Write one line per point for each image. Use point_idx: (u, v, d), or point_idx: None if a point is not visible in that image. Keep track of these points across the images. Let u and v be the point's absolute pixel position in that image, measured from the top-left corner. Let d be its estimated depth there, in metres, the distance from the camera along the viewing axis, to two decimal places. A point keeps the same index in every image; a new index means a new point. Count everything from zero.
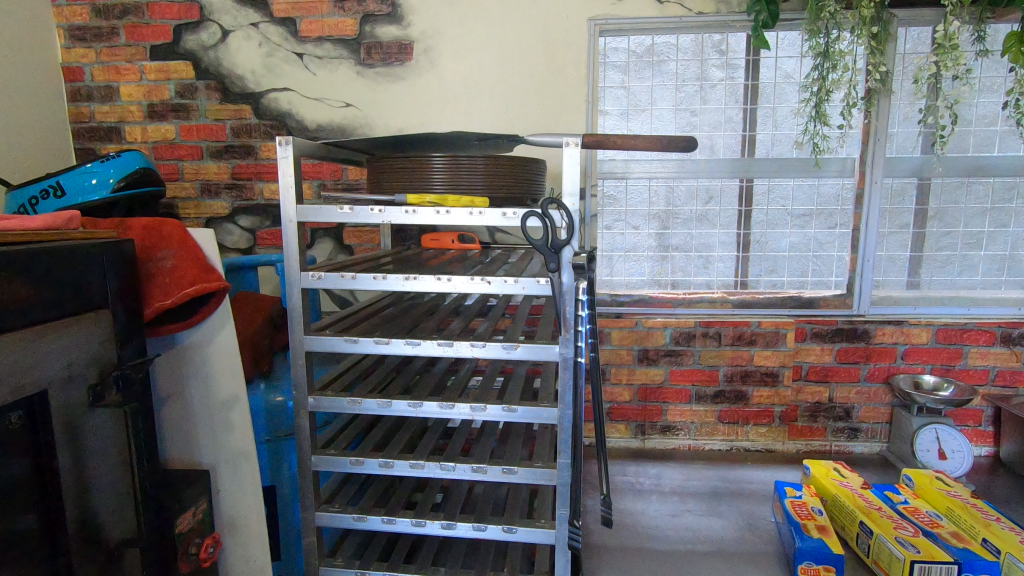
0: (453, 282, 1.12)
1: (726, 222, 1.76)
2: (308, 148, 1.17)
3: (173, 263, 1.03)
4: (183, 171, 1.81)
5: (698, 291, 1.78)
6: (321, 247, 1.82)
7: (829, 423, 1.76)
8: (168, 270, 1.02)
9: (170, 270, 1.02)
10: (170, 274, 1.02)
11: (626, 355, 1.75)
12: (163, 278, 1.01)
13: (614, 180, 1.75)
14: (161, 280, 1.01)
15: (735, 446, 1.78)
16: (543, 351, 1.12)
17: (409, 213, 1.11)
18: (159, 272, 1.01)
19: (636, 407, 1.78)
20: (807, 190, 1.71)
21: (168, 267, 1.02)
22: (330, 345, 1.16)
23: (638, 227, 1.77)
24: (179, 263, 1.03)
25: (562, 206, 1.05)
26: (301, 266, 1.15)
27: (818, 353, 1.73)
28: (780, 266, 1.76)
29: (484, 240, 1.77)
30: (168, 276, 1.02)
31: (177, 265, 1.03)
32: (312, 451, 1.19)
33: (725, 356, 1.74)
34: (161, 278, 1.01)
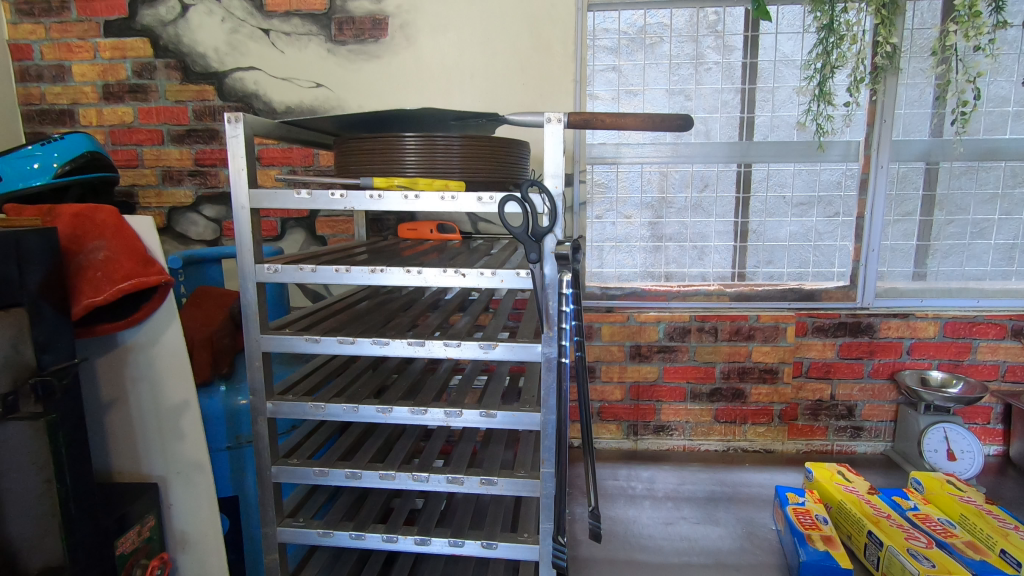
0: (424, 276, 1.01)
1: (723, 210, 1.65)
2: (263, 127, 1.05)
3: (108, 255, 0.91)
4: (142, 157, 1.68)
5: (694, 283, 1.68)
6: (293, 239, 1.71)
7: (830, 421, 1.67)
8: (102, 262, 0.90)
9: (103, 263, 0.90)
10: (104, 268, 0.90)
11: (618, 352, 1.65)
12: (97, 272, 0.90)
13: (604, 166, 1.64)
14: (94, 275, 0.90)
15: (732, 446, 1.69)
16: (524, 351, 1.01)
17: (375, 197, 1.00)
18: (91, 265, 0.90)
19: (628, 407, 1.69)
20: (808, 176, 1.62)
21: (103, 259, 0.90)
22: (289, 344, 1.05)
23: (630, 216, 1.67)
24: (115, 255, 0.91)
25: (543, 189, 0.95)
26: (256, 258, 1.03)
27: (821, 348, 1.63)
28: (780, 257, 1.66)
29: (465, 230, 1.66)
30: (102, 270, 0.90)
31: (112, 257, 0.91)
32: (272, 461, 1.08)
33: (721, 352, 1.64)
34: (94, 272, 0.89)
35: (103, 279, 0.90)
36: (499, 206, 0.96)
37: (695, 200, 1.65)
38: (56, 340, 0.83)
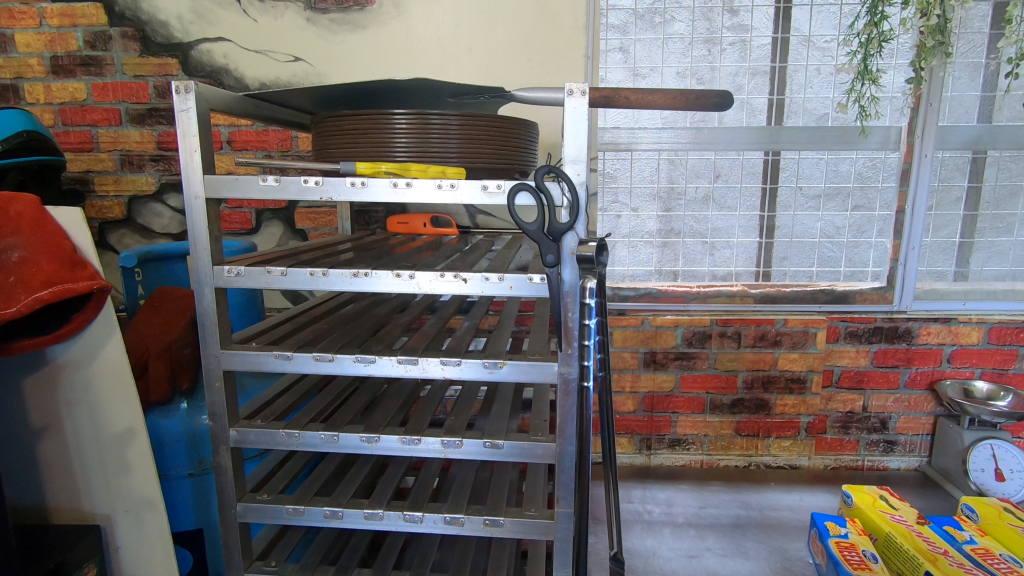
0: (418, 281, 0.83)
1: (748, 203, 1.49)
2: (222, 100, 0.87)
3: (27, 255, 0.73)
4: (97, 139, 1.49)
5: (715, 284, 1.52)
6: (270, 232, 1.53)
7: (862, 435, 1.53)
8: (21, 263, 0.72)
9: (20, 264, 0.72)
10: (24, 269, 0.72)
11: (631, 359, 1.50)
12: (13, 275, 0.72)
13: (618, 153, 1.47)
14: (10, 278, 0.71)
15: (754, 462, 1.55)
16: (537, 370, 0.84)
17: (357, 184, 0.82)
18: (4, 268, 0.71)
19: (641, 419, 1.54)
20: (844, 165, 1.46)
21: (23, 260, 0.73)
22: (255, 361, 0.87)
23: (644, 209, 1.50)
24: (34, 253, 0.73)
25: (563, 177, 0.78)
26: (214, 257, 0.85)
27: (854, 355, 1.49)
28: (810, 255, 1.50)
29: (463, 224, 1.49)
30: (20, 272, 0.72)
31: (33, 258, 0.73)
32: (237, 497, 0.91)
33: (744, 359, 1.49)
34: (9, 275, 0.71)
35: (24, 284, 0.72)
36: (510, 198, 0.79)
37: (717, 191, 1.49)
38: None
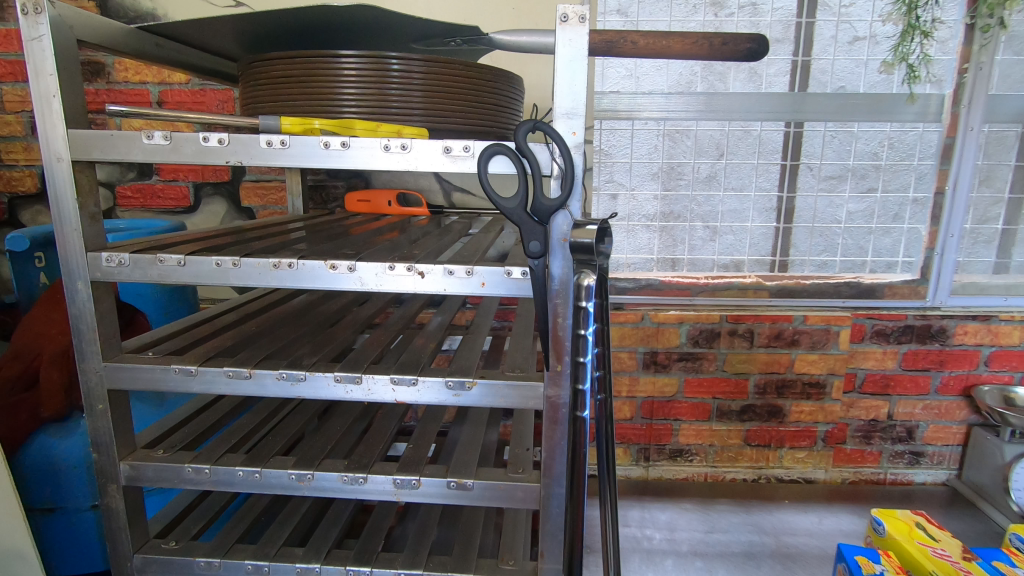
0: (360, 276, 0.63)
1: (766, 181, 1.29)
2: (98, 31, 0.65)
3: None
4: (1, 97, 1.25)
5: (725, 275, 1.33)
6: (210, 210, 1.31)
7: (885, 446, 1.36)
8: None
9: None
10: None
11: (629, 360, 1.31)
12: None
13: (617, 121, 1.26)
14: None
15: (764, 475, 1.38)
16: (517, 394, 0.65)
17: (274, 146, 0.60)
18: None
19: (639, 427, 1.36)
20: (878, 139, 1.26)
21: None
22: (150, 379, 0.67)
23: (646, 188, 1.30)
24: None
25: (553, 135, 0.57)
26: (89, 243, 0.64)
27: (880, 356, 1.31)
28: (836, 243, 1.31)
29: (436, 203, 1.28)
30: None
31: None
32: (136, 549, 0.72)
33: (757, 361, 1.31)
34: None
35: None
36: (481, 163, 0.58)
37: (731, 168, 1.29)
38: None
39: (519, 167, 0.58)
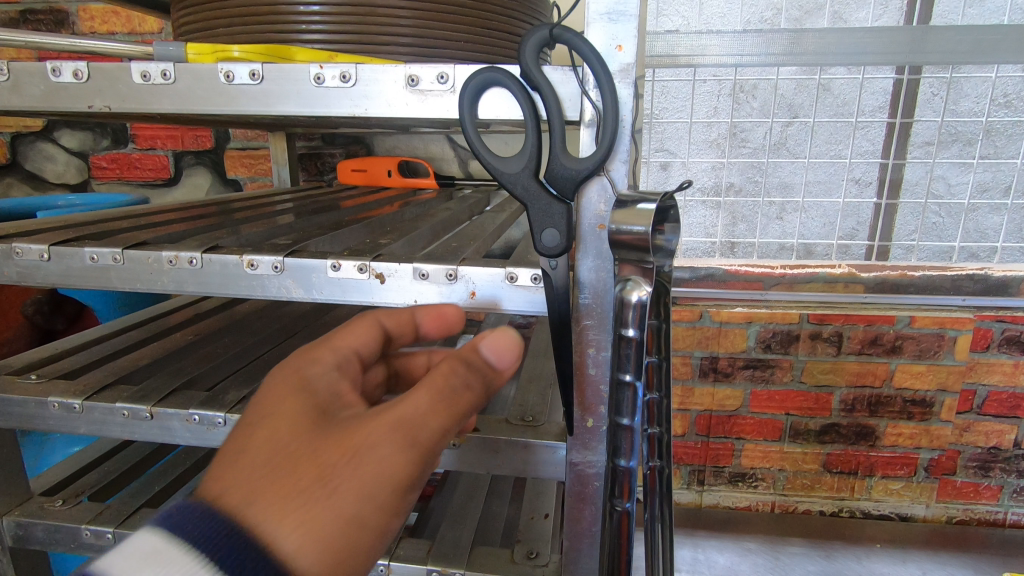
0: (291, 279, 0.42)
1: (863, 145, 0.96)
2: None
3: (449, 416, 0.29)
4: None
5: (807, 264, 1.03)
6: (193, 183, 1.14)
7: (1008, 480, 1.10)
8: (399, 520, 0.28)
9: (404, 428, 0.27)
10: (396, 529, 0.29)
11: (682, 367, 1.10)
12: (369, 527, 0.26)
13: (674, 70, 0.95)
14: (350, 528, 0.25)
15: (847, 508, 1.15)
16: (526, 457, 0.44)
17: (149, 80, 0.39)
18: (444, 420, 0.28)
19: (693, 446, 1.15)
20: (1008, 92, 0.92)
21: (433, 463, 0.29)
22: (21, 418, 0.48)
23: (699, 160, 1.00)
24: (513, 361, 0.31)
25: (583, 46, 0.33)
26: None
27: (1009, 369, 1.04)
28: (940, 227, 0.98)
29: (451, 172, 1.06)
30: (385, 501, 0.26)
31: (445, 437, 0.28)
32: None
33: (845, 371, 1.07)
34: (388, 459, 0.26)
35: (275, 554, 0.23)
36: (468, 100, 0.36)
37: (804, 133, 0.97)
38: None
39: (528, 108, 0.35)
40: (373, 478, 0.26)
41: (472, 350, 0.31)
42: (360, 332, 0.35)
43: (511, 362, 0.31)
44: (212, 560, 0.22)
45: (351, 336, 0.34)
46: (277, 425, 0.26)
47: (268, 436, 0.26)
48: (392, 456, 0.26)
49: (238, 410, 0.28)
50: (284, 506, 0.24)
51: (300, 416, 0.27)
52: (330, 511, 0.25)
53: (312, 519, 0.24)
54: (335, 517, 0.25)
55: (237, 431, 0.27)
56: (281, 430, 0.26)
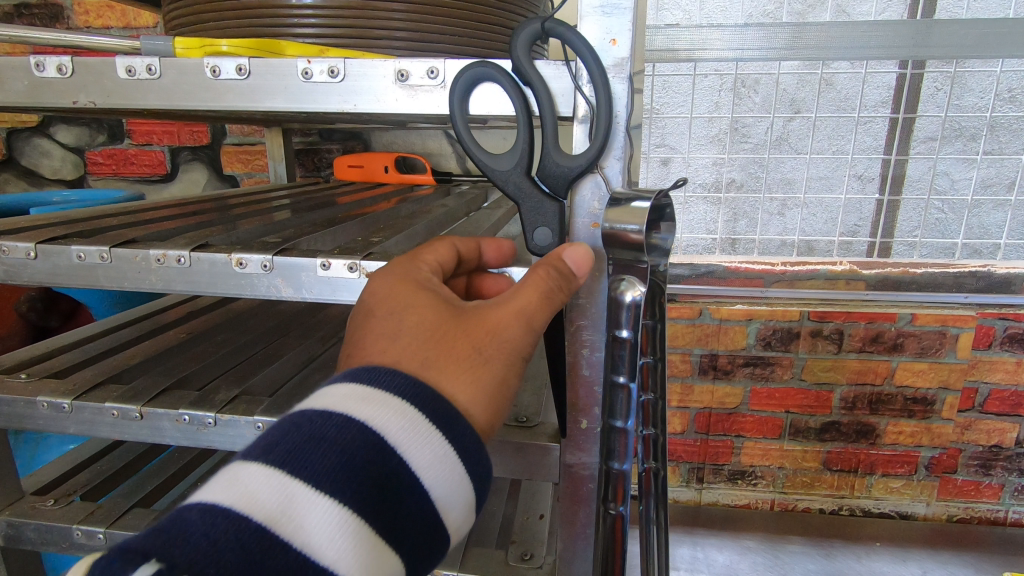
0: (281, 278, 0.41)
1: (865, 140, 0.95)
2: None
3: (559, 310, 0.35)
4: None
5: (808, 261, 1.02)
6: (189, 179, 1.13)
7: (1009, 478, 1.09)
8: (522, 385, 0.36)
9: (524, 318, 0.33)
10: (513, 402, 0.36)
11: (682, 364, 1.10)
12: (511, 384, 0.33)
13: (674, 64, 0.94)
14: (503, 386, 0.32)
15: (846, 506, 1.14)
16: (519, 460, 0.43)
17: (134, 75, 0.38)
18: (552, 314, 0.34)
19: (693, 444, 1.14)
20: (1013, 86, 0.90)
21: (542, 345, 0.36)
22: (10, 417, 0.47)
23: (699, 156, 0.99)
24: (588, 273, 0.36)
25: (575, 40, 0.33)
26: None
27: (1011, 367, 1.03)
28: (943, 223, 0.97)
29: (449, 168, 1.05)
30: (517, 370, 0.33)
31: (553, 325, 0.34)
32: None
33: (845, 369, 1.06)
34: (513, 339, 0.33)
35: (455, 403, 0.31)
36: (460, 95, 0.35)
37: (806, 128, 0.96)
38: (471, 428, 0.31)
39: (521, 104, 0.35)
40: (509, 351, 0.32)
41: (557, 259, 0.34)
42: (440, 249, 0.39)
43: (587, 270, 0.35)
44: (410, 402, 0.30)
45: (438, 255, 0.38)
46: (420, 316, 0.33)
47: (417, 323, 0.32)
48: (522, 337, 0.33)
49: (376, 305, 0.34)
50: (451, 371, 0.31)
51: (434, 310, 0.33)
52: (483, 375, 0.32)
53: (472, 380, 0.31)
54: (487, 380, 0.32)
55: (384, 321, 0.33)
56: (427, 320, 0.33)
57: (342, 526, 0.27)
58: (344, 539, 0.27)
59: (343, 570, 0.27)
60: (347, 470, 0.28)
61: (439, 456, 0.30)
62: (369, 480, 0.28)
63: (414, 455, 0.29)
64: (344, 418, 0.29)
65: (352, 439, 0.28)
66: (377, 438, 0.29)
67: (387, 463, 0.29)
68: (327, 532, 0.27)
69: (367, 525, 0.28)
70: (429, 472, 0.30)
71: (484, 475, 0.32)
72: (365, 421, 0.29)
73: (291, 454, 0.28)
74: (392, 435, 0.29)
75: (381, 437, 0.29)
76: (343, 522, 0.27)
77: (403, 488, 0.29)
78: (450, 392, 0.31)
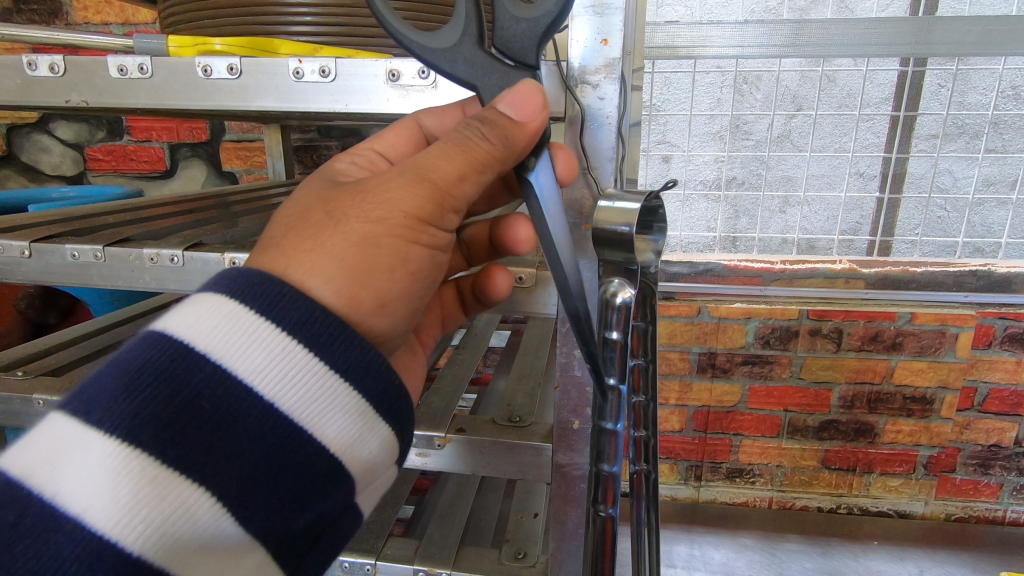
0: None
1: (867, 139, 0.94)
2: None
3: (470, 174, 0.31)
4: None
5: (808, 259, 1.02)
6: (188, 175, 1.13)
7: (1008, 478, 1.09)
8: (437, 259, 0.33)
9: (401, 183, 0.30)
10: (430, 282, 0.33)
11: (680, 362, 1.09)
12: (376, 255, 0.30)
13: (675, 61, 0.94)
14: (362, 255, 0.29)
15: (844, 504, 1.14)
16: (513, 461, 0.43)
17: (126, 74, 0.38)
18: (464, 168, 0.30)
19: (691, 442, 1.14)
20: (1017, 84, 0.90)
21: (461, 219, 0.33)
22: (7, 415, 0.47)
23: (699, 154, 0.98)
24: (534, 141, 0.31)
25: None
26: None
27: (1011, 367, 1.03)
28: (945, 222, 0.97)
29: None
30: (390, 237, 0.30)
31: (463, 181, 0.31)
32: None
33: (845, 368, 1.06)
34: (377, 213, 0.30)
35: (299, 277, 0.29)
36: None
37: (807, 127, 0.95)
38: (321, 308, 0.29)
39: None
40: (368, 224, 0.30)
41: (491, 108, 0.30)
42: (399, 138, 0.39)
43: (537, 114, 0.30)
44: (238, 297, 0.28)
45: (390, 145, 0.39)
46: (303, 201, 0.32)
47: (296, 207, 0.32)
48: (387, 213, 0.30)
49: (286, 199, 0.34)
50: (302, 246, 0.29)
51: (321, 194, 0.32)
52: (334, 244, 0.29)
53: (319, 251, 0.29)
54: (340, 254, 0.29)
55: (279, 212, 0.33)
56: (301, 206, 0.32)
57: (111, 466, 0.25)
58: (109, 480, 0.25)
59: (95, 520, 0.25)
60: (130, 400, 0.26)
61: (267, 356, 0.28)
62: (168, 408, 0.26)
63: (233, 356, 0.28)
64: (149, 335, 0.28)
65: (153, 357, 0.27)
66: (182, 348, 0.27)
67: (190, 378, 0.27)
68: (94, 466, 0.25)
69: (148, 462, 0.26)
70: (257, 378, 0.28)
71: (349, 365, 0.29)
72: (171, 333, 0.27)
73: (87, 395, 0.26)
74: (202, 344, 0.27)
75: (189, 344, 0.27)
76: (116, 460, 0.25)
77: (219, 411, 0.27)
78: (290, 271, 0.29)
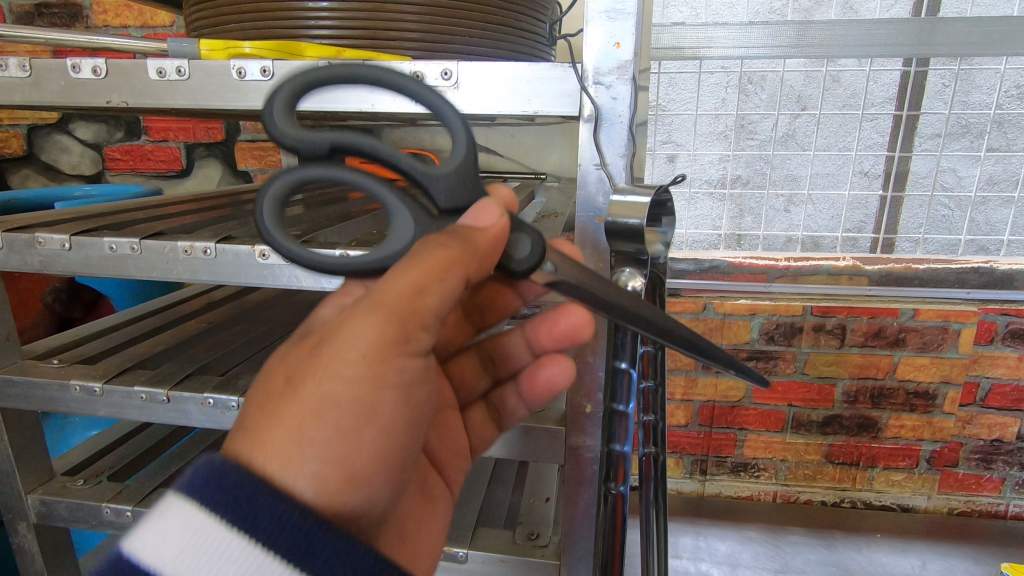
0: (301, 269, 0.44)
1: (871, 138, 0.96)
2: None
3: (432, 285, 0.29)
4: None
5: (812, 256, 1.03)
6: (204, 174, 1.16)
7: (1010, 472, 1.10)
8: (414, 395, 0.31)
9: (366, 335, 0.29)
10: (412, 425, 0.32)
11: (686, 358, 1.11)
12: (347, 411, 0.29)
13: (681, 62, 0.95)
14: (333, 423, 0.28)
15: (848, 499, 1.16)
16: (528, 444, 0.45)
17: (164, 76, 0.41)
18: (423, 285, 0.29)
19: (696, 436, 1.16)
20: (1020, 83, 0.91)
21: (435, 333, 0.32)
22: (44, 400, 0.50)
23: (705, 153, 1.00)
24: (501, 235, 0.31)
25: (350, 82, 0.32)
26: None
27: (1013, 363, 1.04)
28: (948, 220, 0.98)
29: None
30: (356, 390, 0.29)
31: (423, 293, 0.29)
32: None
33: (848, 363, 1.07)
34: (344, 367, 0.29)
35: (267, 463, 0.27)
36: (306, 152, 0.31)
37: (811, 126, 0.97)
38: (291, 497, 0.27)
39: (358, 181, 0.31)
40: (333, 382, 0.28)
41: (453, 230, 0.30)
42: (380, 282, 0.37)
43: (489, 218, 0.31)
44: (204, 506, 0.27)
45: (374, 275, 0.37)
46: (264, 381, 0.30)
47: (259, 389, 0.30)
48: (346, 367, 0.29)
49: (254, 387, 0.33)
50: (267, 431, 0.28)
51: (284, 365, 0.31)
52: (299, 415, 0.28)
53: (284, 427, 0.28)
54: (307, 421, 0.28)
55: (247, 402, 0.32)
56: (263, 387, 0.30)
57: None
58: None
59: None
60: None
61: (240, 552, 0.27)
62: None
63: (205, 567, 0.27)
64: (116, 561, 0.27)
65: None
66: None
67: None
68: None
69: None
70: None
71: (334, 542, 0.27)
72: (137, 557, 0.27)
73: None
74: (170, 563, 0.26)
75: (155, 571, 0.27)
76: None
77: None
78: (254, 458, 0.28)
